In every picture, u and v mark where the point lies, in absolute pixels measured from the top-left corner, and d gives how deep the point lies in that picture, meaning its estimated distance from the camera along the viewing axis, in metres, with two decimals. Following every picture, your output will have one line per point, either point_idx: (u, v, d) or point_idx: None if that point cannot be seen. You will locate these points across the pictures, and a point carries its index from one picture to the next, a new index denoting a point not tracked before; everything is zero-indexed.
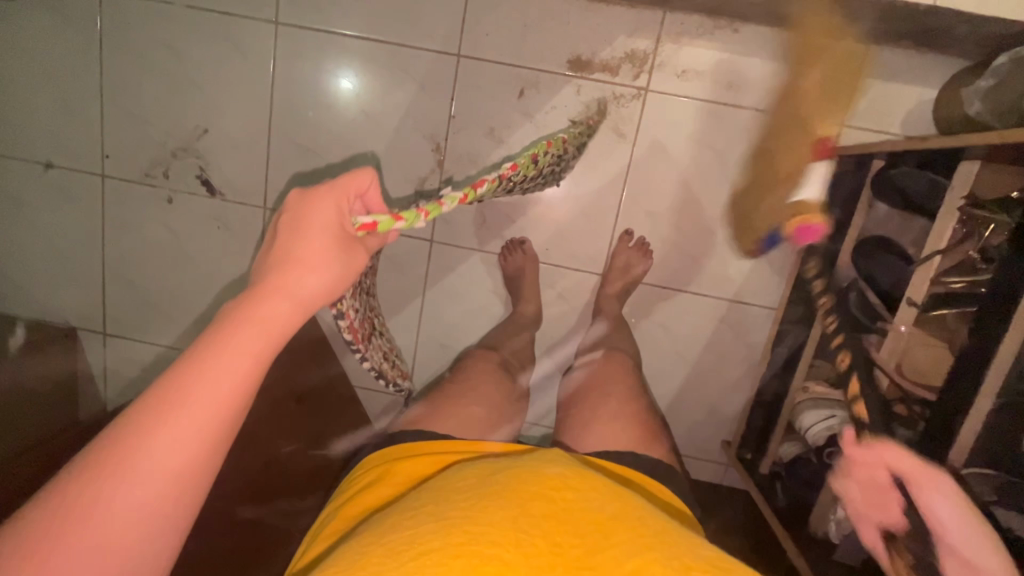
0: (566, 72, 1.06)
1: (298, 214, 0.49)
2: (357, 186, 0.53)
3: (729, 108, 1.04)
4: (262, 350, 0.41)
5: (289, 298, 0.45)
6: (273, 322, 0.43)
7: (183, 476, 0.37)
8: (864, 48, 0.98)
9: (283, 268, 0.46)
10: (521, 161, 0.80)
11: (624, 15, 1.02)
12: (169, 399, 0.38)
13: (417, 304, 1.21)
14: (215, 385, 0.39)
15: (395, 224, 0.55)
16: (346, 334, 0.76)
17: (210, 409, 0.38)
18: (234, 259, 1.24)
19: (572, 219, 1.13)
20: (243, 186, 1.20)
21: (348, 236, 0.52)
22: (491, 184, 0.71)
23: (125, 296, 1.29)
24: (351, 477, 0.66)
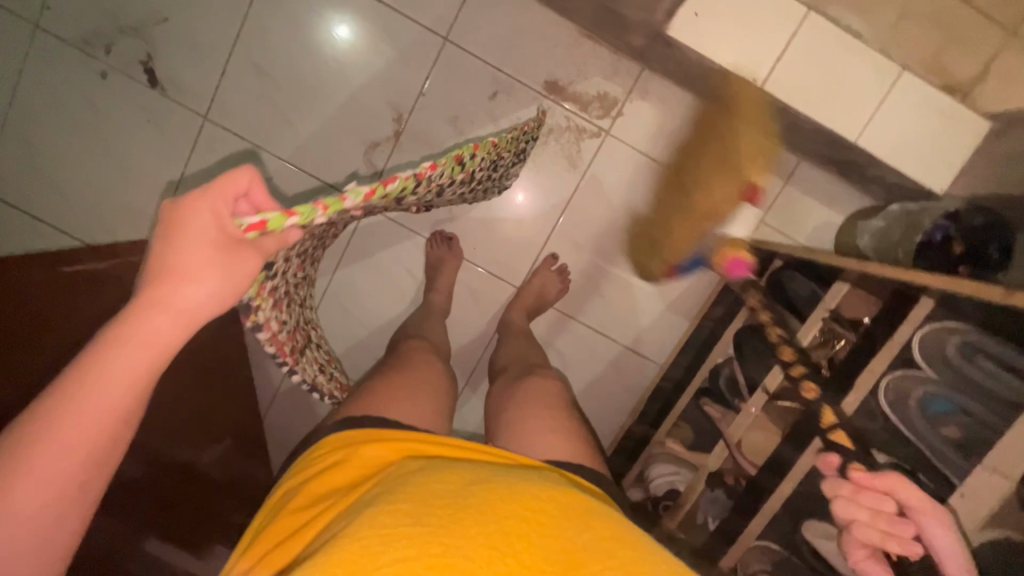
0: (540, 90, 1.11)
1: (171, 217, 0.45)
2: (235, 185, 0.46)
3: (670, 172, 1.13)
4: (139, 373, 0.42)
5: (166, 315, 0.44)
6: (150, 343, 0.43)
7: (66, 492, 0.40)
8: (792, 160, 1.12)
9: (158, 279, 0.44)
10: (443, 161, 0.77)
11: (606, 57, 1.09)
12: (35, 430, 0.40)
13: (332, 265, 1.19)
14: (86, 416, 0.41)
15: (290, 221, 0.47)
16: (270, 346, 0.75)
17: (77, 440, 0.40)
18: (157, 160, 1.15)
19: (506, 228, 1.17)
20: (188, 88, 1.13)
21: (233, 239, 0.46)
22: (405, 181, 0.67)
23: (16, 156, 1.15)
24: (306, 457, 0.67)
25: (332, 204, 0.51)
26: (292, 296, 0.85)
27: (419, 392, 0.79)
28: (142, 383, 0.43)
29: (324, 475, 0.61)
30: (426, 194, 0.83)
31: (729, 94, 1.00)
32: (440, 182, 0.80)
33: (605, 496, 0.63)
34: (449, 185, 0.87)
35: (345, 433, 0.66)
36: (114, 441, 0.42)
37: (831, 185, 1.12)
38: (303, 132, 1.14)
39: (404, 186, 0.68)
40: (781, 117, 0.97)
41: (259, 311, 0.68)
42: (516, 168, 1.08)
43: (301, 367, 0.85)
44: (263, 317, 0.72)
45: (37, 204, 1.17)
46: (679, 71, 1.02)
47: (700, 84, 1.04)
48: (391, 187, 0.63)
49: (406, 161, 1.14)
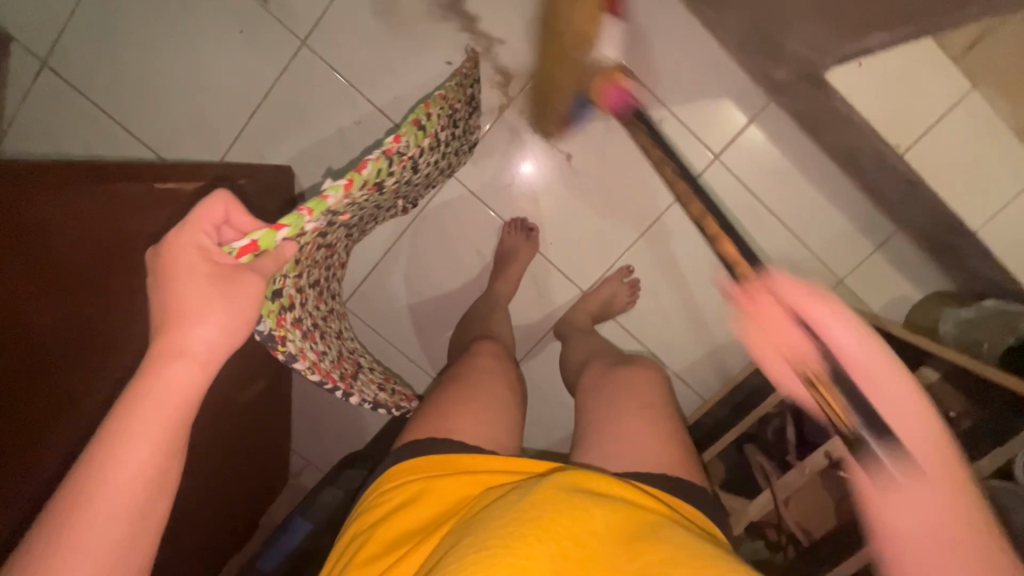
0: (659, 98, 1.06)
1: (162, 267, 0.52)
2: (210, 215, 0.53)
3: (765, 211, 1.10)
4: (168, 423, 0.49)
5: (185, 358, 0.51)
6: (171, 394, 0.50)
7: (125, 529, 0.47)
8: (889, 229, 1.10)
9: (170, 328, 0.51)
10: (406, 129, 0.73)
11: (736, 81, 1.04)
12: (87, 489, 0.46)
13: (402, 226, 1.16)
14: (130, 462, 0.47)
15: (279, 234, 0.54)
16: (311, 374, 0.82)
17: (127, 481, 0.47)
18: (241, 75, 1.07)
19: (586, 230, 1.13)
20: (292, 7, 1.04)
21: (225, 267, 0.53)
22: (375, 162, 0.67)
23: (88, 35, 1.05)
24: (368, 498, 0.73)
25: (314, 205, 0.56)
26: (324, 327, 0.91)
27: (488, 408, 0.80)
28: (168, 431, 0.49)
29: (390, 519, 0.66)
30: (404, 173, 0.80)
31: (855, 152, 0.97)
32: (411, 155, 0.77)
33: (696, 513, 0.64)
34: (422, 155, 0.85)
35: (412, 460, 0.72)
36: (154, 481, 0.48)
37: (918, 262, 1.11)
38: (404, 83, 1.07)
39: (379, 168, 0.68)
40: (904, 189, 0.95)
41: (284, 341, 0.75)
42: (474, 117, 1.02)
43: (357, 390, 0.94)
44: (295, 349, 0.78)
45: (102, 92, 1.08)
46: (809, 115, 0.98)
47: (825, 134, 1.00)
48: (365, 172, 0.65)
49: (505, 139, 1.10)
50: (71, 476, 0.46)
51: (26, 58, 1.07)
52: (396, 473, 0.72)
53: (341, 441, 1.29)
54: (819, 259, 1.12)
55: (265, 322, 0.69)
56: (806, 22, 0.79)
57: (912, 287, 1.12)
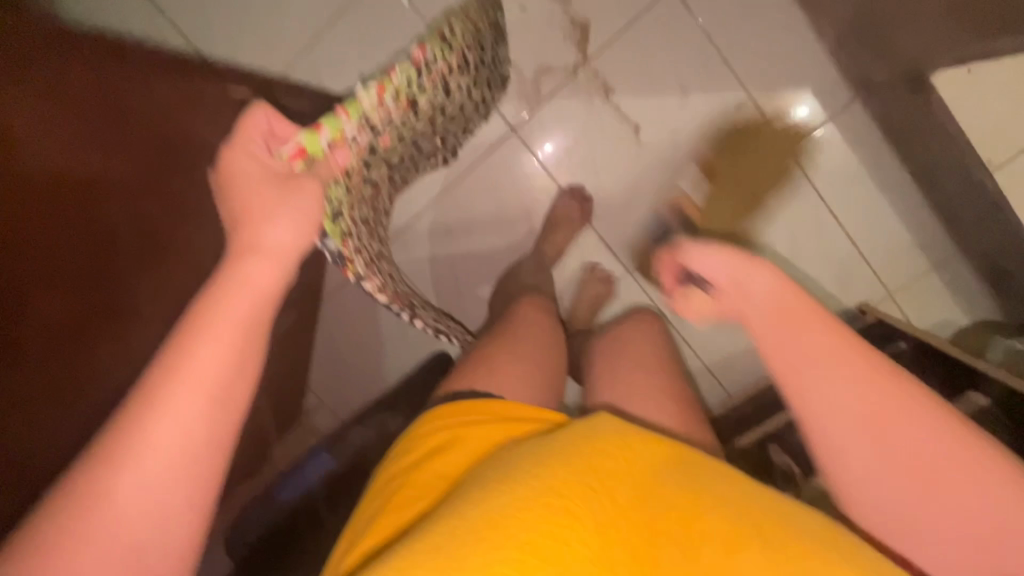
0: (740, 79, 1.02)
1: (228, 178, 0.52)
2: (257, 129, 0.54)
3: (828, 212, 1.07)
4: (248, 317, 0.42)
5: (263, 256, 0.46)
6: (255, 288, 0.44)
7: (190, 443, 0.38)
8: (949, 250, 1.07)
9: (247, 229, 0.48)
10: (433, 38, 0.71)
11: (823, 72, 1.00)
12: (165, 381, 0.39)
13: (449, 175, 1.13)
14: (216, 356, 0.40)
15: (320, 135, 0.58)
16: (380, 298, 0.81)
17: (211, 375, 0.40)
18: None
19: (643, 206, 1.10)
20: None
21: (282, 174, 0.53)
22: (404, 69, 0.67)
23: None
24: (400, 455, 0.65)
25: (350, 106, 0.61)
26: (377, 262, 0.88)
27: (528, 364, 0.74)
28: (250, 326, 0.42)
29: (429, 463, 0.59)
30: (436, 91, 0.79)
31: (935, 164, 0.94)
32: (439, 70, 0.76)
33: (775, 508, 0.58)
34: (454, 76, 0.82)
35: (479, 400, 0.64)
36: (229, 385, 0.40)
37: (974, 286, 1.08)
38: None
39: (409, 77, 0.69)
40: (979, 210, 0.92)
41: (354, 263, 0.73)
42: (501, 45, 0.99)
43: (419, 317, 0.91)
44: (360, 275, 0.76)
45: None
46: (894, 118, 0.94)
47: (908, 140, 0.96)
48: (394, 77, 0.66)
49: (574, 100, 1.06)
50: (146, 374, 0.40)
51: None
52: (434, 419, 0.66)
53: (359, 385, 1.27)
54: (874, 269, 1.10)
55: (332, 243, 0.67)
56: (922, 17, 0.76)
57: (960, 313, 1.10)
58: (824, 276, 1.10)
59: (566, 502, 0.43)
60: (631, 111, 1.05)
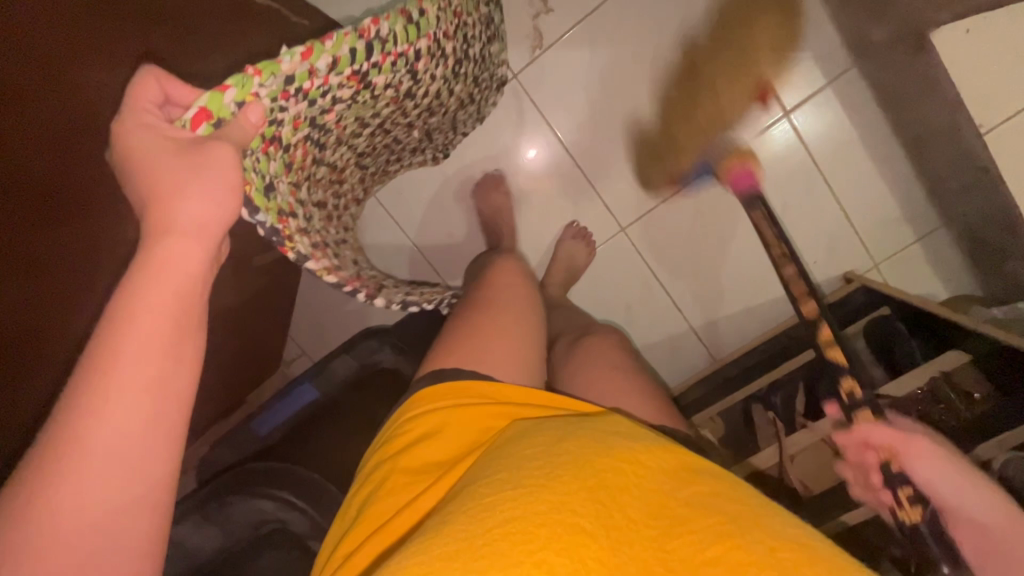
0: None
1: (121, 153, 0.50)
2: (149, 95, 0.52)
3: (820, 178, 1.09)
4: (174, 298, 0.45)
5: (181, 234, 0.46)
6: (177, 268, 0.45)
7: (139, 426, 0.42)
8: (933, 223, 1.10)
9: (155, 205, 0.47)
10: (391, 15, 0.66)
11: (824, 37, 1.02)
12: (96, 368, 0.41)
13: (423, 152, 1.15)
14: (144, 340, 0.42)
15: (224, 95, 0.52)
16: (328, 277, 0.75)
17: (142, 363, 0.42)
18: None
19: (638, 162, 1.11)
20: None
21: (178, 138, 0.50)
22: (348, 40, 0.61)
23: None
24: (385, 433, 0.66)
25: (264, 66, 0.54)
26: (335, 246, 0.83)
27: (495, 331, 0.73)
28: (176, 309, 0.44)
29: (413, 449, 0.59)
30: (402, 78, 0.74)
31: (926, 134, 0.96)
32: (404, 50, 0.70)
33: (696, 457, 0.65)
34: (436, 62, 0.79)
35: (464, 381, 0.64)
36: (167, 365, 0.43)
37: (955, 261, 1.11)
38: None
39: (353, 47, 0.62)
40: (965, 180, 0.94)
41: (294, 239, 0.67)
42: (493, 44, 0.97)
43: (378, 292, 0.85)
44: (306, 251, 0.71)
45: None
46: (890, 85, 0.96)
47: (900, 108, 0.98)
48: (330, 43, 0.59)
49: (578, 49, 1.06)
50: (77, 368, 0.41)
51: None
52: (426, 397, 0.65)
53: (341, 335, 1.25)
54: (859, 239, 1.12)
55: (263, 215, 0.61)
56: None
57: (939, 287, 1.13)
58: (806, 239, 1.13)
59: (574, 505, 0.42)
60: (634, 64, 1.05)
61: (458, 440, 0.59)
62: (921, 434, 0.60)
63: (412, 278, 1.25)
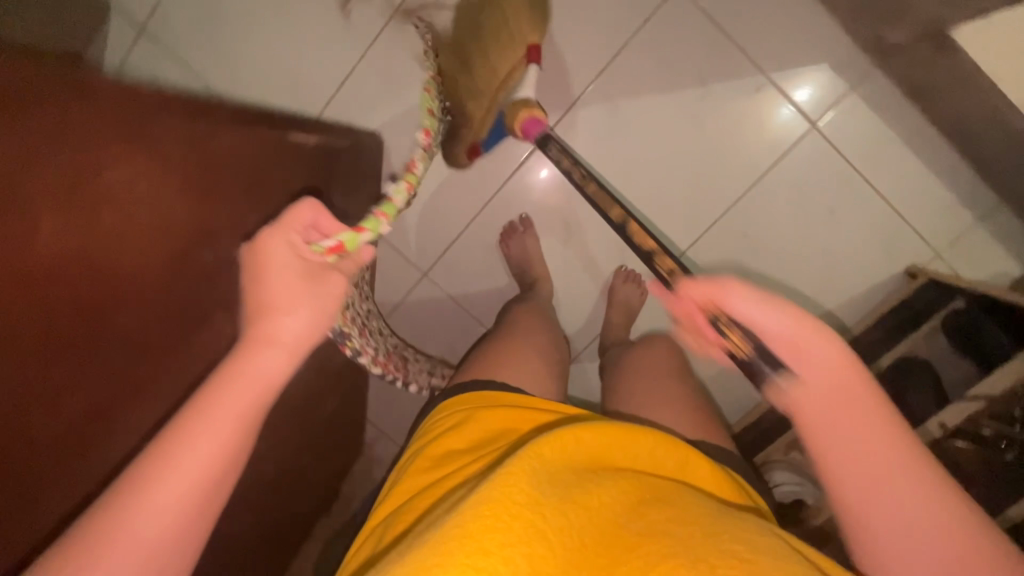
0: (758, 65, 1.04)
1: (257, 255, 0.57)
2: (298, 219, 0.59)
3: (862, 183, 1.08)
4: (253, 401, 0.50)
5: (275, 345, 0.53)
6: (261, 377, 0.52)
7: (189, 500, 0.46)
8: (993, 202, 1.06)
9: (260, 315, 0.54)
10: (428, 123, 0.83)
11: (840, 46, 1.02)
12: (170, 444, 0.47)
13: (456, 229, 1.19)
14: (221, 422, 0.48)
15: (359, 236, 0.61)
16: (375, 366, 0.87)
17: (212, 448, 0.48)
18: (335, 45, 1.08)
19: (675, 201, 1.12)
20: None
21: (316, 265, 0.58)
22: (420, 160, 0.78)
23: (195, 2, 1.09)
24: (429, 420, 0.71)
25: (386, 210, 0.66)
26: (370, 325, 0.91)
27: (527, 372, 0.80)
28: (252, 411, 0.50)
29: (443, 437, 0.64)
30: (426, 164, 0.89)
31: (965, 121, 0.95)
32: (433, 148, 0.87)
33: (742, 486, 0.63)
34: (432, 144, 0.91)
35: (485, 393, 0.69)
36: (231, 455, 0.49)
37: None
38: None
39: (420, 166, 0.79)
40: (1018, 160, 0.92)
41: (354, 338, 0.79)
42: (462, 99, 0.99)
43: (409, 375, 0.98)
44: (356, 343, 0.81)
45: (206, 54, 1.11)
46: (919, 80, 0.95)
47: (936, 100, 0.97)
48: (415, 170, 0.75)
49: (598, 105, 1.09)
50: (157, 440, 0.47)
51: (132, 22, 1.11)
52: (462, 400, 0.70)
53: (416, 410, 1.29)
54: (916, 232, 1.09)
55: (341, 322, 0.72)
56: None
57: (1014, 265, 1.09)
58: (860, 240, 1.11)
59: (498, 511, 0.44)
60: (653, 110, 1.08)
61: (480, 431, 0.62)
62: (848, 390, 0.48)
63: (461, 346, 1.27)
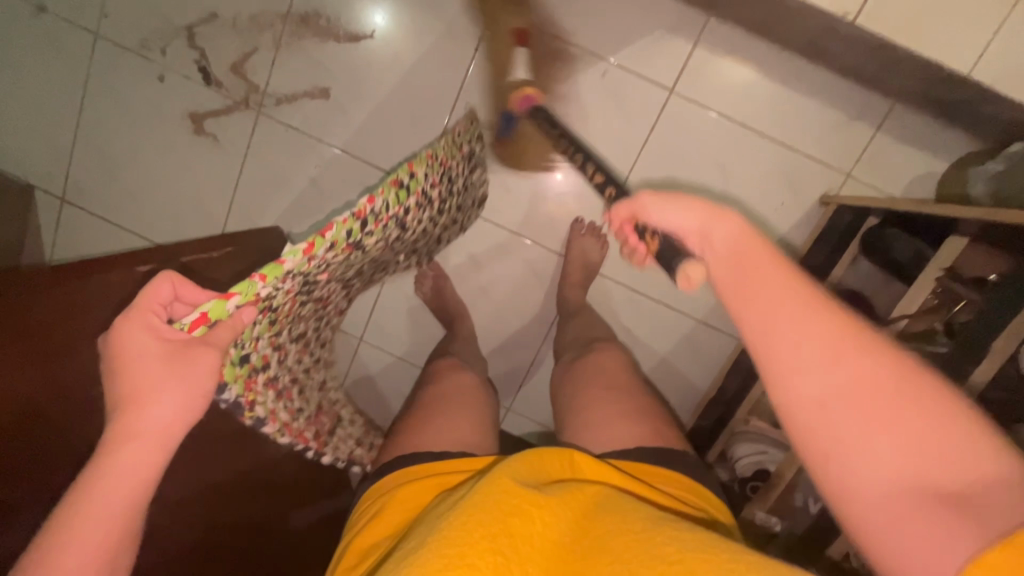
0: (596, 52, 1.04)
1: (116, 358, 0.52)
2: (153, 299, 0.55)
3: (741, 129, 1.04)
4: (130, 491, 0.49)
5: (142, 438, 0.50)
6: (135, 469, 0.50)
7: None
8: (886, 104, 1.00)
9: (123, 407, 0.51)
10: (383, 191, 0.71)
11: (669, 7, 1.01)
12: (55, 537, 0.47)
13: (373, 293, 1.21)
14: (98, 518, 0.48)
15: (229, 302, 0.57)
16: (282, 437, 0.81)
17: (89, 540, 0.47)
18: (215, 164, 1.17)
19: (565, 202, 1.13)
20: (240, 81, 1.12)
21: (179, 343, 0.54)
22: (343, 224, 0.66)
23: (92, 167, 1.20)
24: (359, 511, 0.68)
25: (268, 270, 0.59)
26: (307, 381, 0.90)
27: (454, 419, 0.76)
28: (130, 499, 0.49)
29: (368, 526, 0.62)
30: (390, 232, 0.79)
31: (813, 37, 0.91)
32: (393, 215, 0.76)
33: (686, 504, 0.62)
34: (414, 218, 0.83)
35: (415, 466, 0.67)
36: (115, 543, 0.49)
37: (932, 128, 1.00)
38: (356, 115, 1.12)
39: (350, 230, 0.68)
40: (877, 56, 0.87)
41: (252, 406, 0.72)
42: (476, 174, 1.04)
43: (333, 449, 0.93)
44: (264, 414, 0.76)
45: (114, 206, 1.22)
46: (753, 14, 0.93)
47: (777, 27, 0.94)
48: (331, 234, 0.65)
49: None
50: (38, 539, 0.47)
51: (47, 200, 1.23)
52: (378, 488, 0.68)
53: None
54: (817, 160, 1.04)
55: (230, 390, 0.66)
56: None
57: (935, 158, 1.01)
58: (762, 185, 1.06)
59: None
60: None
61: (404, 510, 0.61)
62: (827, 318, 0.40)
63: None
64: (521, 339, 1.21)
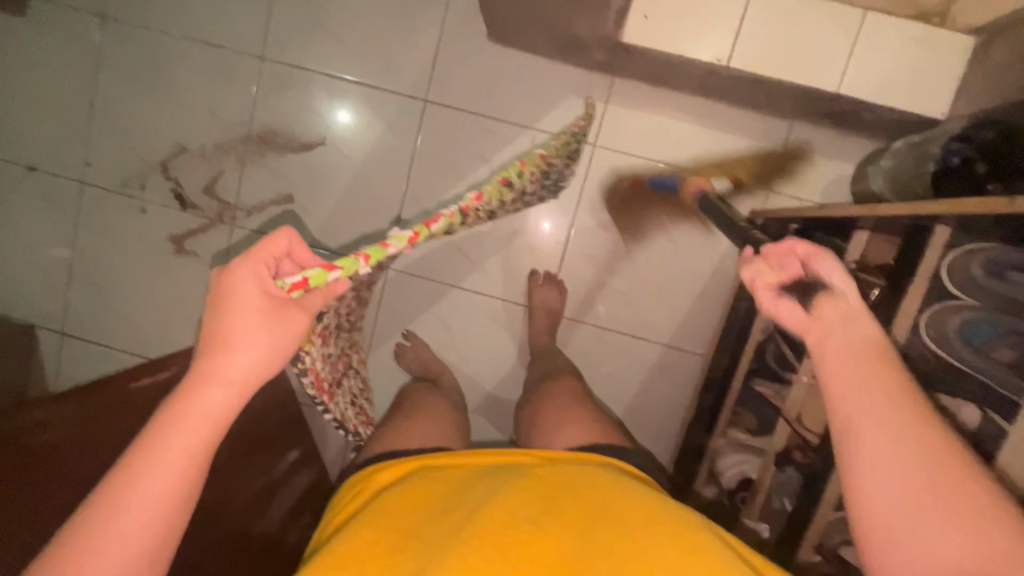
0: (523, 123, 1.17)
1: (221, 295, 0.47)
2: (275, 250, 0.49)
3: (661, 168, 1.15)
4: (204, 441, 0.45)
5: (224, 384, 0.46)
6: (210, 416, 0.45)
7: (149, 539, 0.42)
8: (784, 123, 1.11)
9: (212, 351, 0.46)
10: (487, 189, 0.73)
11: (578, 75, 1.14)
12: (127, 480, 0.42)
13: None
14: (172, 462, 0.43)
15: (332, 275, 0.48)
16: (311, 389, 0.71)
17: (165, 482, 0.43)
18: (199, 276, 1.27)
19: (521, 257, 1.21)
20: (213, 199, 1.24)
21: (280, 301, 0.48)
22: (449, 219, 0.62)
23: (86, 299, 1.30)
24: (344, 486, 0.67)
25: (372, 252, 0.51)
26: (338, 333, 0.82)
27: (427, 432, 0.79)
28: (200, 452, 0.44)
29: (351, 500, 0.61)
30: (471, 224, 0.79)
31: (703, 79, 1.03)
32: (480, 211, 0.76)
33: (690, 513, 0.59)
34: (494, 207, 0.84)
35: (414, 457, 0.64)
36: (185, 496, 0.44)
37: (831, 137, 1.10)
38: (320, 211, 1.23)
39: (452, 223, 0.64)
40: (759, 87, 0.99)
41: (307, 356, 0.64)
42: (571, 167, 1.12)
43: (335, 406, 0.83)
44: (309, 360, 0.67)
45: (110, 331, 1.31)
46: (648, 70, 1.06)
47: (671, 76, 1.06)
48: (437, 226, 0.58)
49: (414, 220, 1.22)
50: (108, 478, 0.43)
51: (48, 337, 1.32)
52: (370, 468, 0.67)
53: None
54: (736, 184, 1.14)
55: None
56: (578, 13, 0.89)
57: (842, 162, 1.11)
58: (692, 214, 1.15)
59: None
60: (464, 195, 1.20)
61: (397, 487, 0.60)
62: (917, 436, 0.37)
63: None
64: (505, 392, 1.26)
